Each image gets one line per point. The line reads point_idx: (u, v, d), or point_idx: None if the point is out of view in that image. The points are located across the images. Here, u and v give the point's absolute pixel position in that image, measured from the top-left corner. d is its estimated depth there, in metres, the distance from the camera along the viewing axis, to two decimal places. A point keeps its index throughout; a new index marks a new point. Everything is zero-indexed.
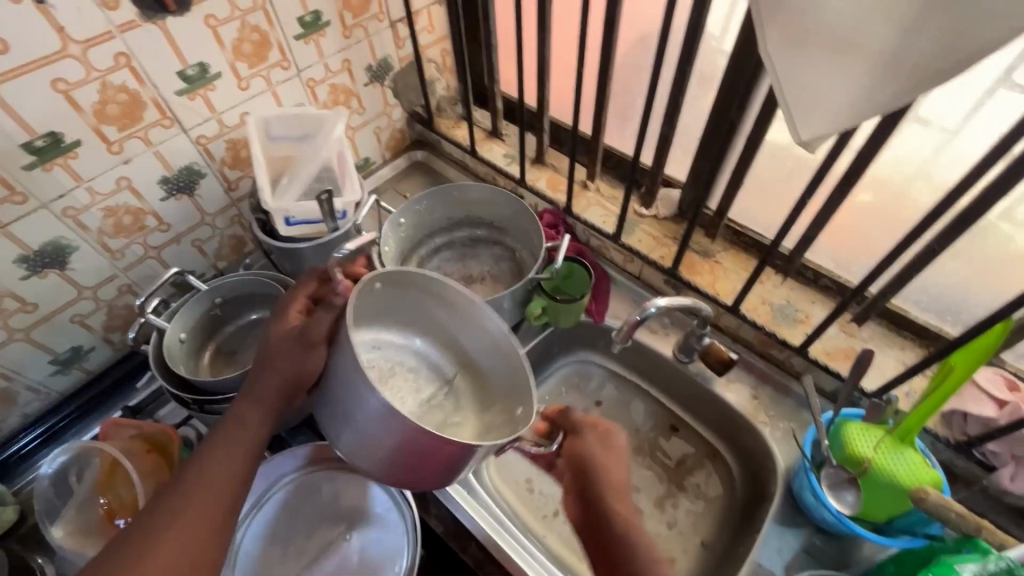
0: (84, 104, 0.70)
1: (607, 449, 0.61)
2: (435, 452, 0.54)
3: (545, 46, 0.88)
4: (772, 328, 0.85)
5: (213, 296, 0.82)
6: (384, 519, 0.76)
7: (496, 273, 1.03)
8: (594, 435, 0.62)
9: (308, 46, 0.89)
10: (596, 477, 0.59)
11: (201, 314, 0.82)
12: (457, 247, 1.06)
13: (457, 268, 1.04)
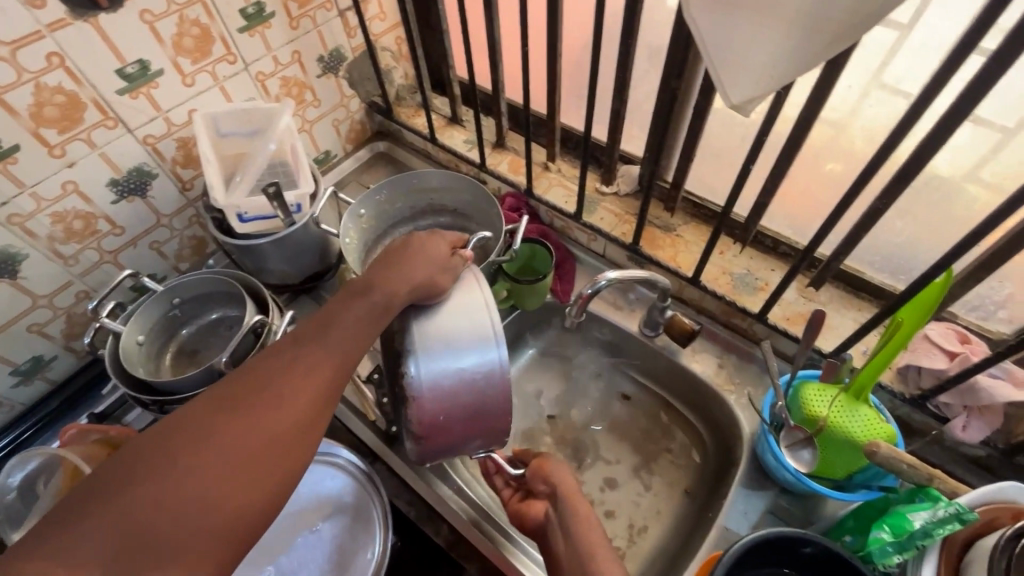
0: (19, 107, 0.69)
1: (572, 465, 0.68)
2: (488, 422, 0.62)
3: (494, 27, 0.88)
4: (732, 297, 0.86)
5: (170, 297, 0.81)
6: (370, 522, 0.75)
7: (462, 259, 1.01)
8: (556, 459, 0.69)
9: (254, 39, 0.88)
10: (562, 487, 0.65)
11: (159, 316, 0.82)
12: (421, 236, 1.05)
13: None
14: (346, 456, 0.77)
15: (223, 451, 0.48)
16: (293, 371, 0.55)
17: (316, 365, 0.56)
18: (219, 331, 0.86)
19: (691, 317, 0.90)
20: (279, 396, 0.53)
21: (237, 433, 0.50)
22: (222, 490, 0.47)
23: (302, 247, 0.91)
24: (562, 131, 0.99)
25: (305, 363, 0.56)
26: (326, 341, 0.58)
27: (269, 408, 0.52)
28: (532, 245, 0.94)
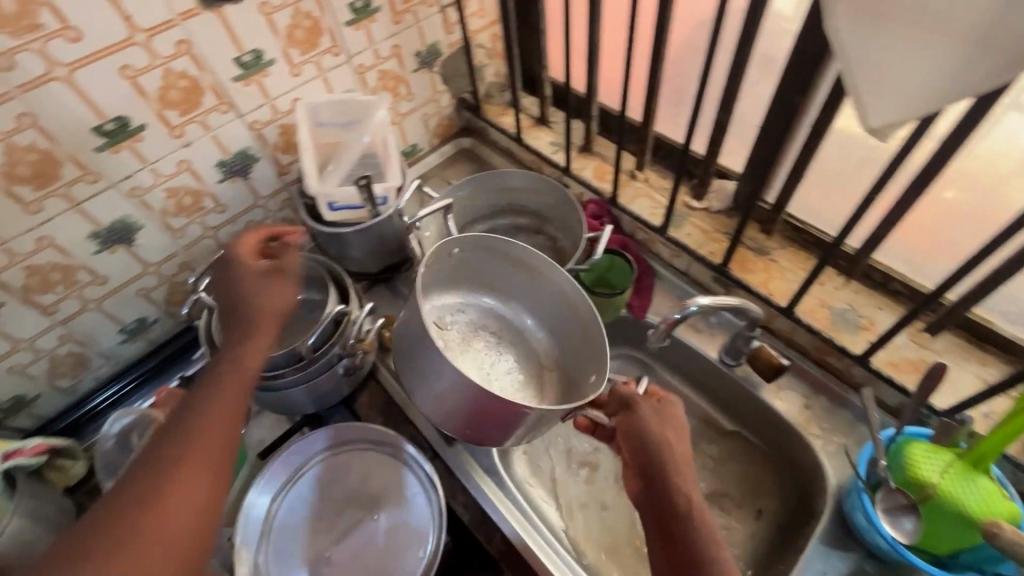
0: (148, 90, 0.74)
1: (660, 417, 0.63)
2: (496, 412, 0.66)
3: (595, 28, 0.85)
4: (829, 334, 0.78)
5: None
6: (413, 503, 0.77)
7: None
8: (664, 417, 0.63)
9: (358, 33, 0.90)
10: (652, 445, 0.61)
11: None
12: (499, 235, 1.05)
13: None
14: (408, 450, 0.79)
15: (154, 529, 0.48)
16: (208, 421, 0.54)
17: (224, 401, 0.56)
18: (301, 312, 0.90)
19: (781, 350, 0.83)
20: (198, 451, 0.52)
21: (159, 504, 0.49)
22: (176, 515, 0.49)
23: (385, 238, 0.92)
24: (655, 139, 0.95)
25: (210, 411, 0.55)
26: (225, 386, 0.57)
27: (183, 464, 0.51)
28: (612, 257, 0.90)
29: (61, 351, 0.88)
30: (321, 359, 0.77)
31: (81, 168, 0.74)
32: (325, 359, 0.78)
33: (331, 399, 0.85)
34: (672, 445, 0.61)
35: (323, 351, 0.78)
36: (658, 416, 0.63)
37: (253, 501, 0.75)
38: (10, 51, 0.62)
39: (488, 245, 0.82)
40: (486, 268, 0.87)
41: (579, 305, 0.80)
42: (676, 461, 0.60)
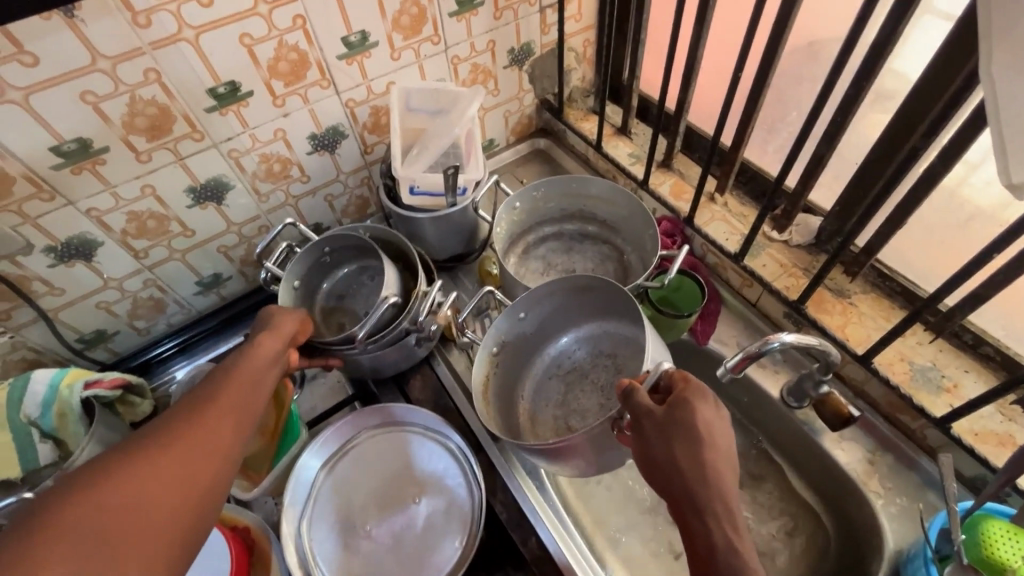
0: (261, 59, 0.77)
1: (666, 438, 0.53)
2: (569, 453, 0.66)
3: (699, 44, 0.83)
4: (908, 391, 0.74)
5: (323, 246, 0.87)
6: (454, 492, 0.78)
7: (600, 273, 1.00)
8: (679, 435, 0.53)
9: (459, 25, 0.92)
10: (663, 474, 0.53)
11: (313, 262, 0.88)
12: (564, 240, 1.04)
13: (562, 261, 1.02)
14: (457, 441, 0.79)
15: (108, 482, 0.45)
16: (187, 412, 0.53)
17: (224, 408, 0.55)
18: (361, 278, 0.93)
19: (849, 399, 0.79)
20: (191, 435, 0.51)
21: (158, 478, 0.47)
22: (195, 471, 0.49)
23: (459, 227, 0.94)
24: (741, 164, 0.93)
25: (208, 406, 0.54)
26: (202, 388, 0.57)
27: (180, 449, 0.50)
28: (682, 277, 0.89)
29: (143, 294, 0.93)
30: (391, 334, 0.78)
31: (190, 125, 0.78)
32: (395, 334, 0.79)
33: (397, 368, 0.87)
34: (685, 471, 0.52)
35: (392, 327, 0.78)
36: (666, 433, 0.54)
37: (305, 465, 0.78)
38: (149, 9, 0.66)
39: (537, 298, 0.82)
40: (553, 313, 0.86)
41: (620, 300, 0.79)
42: (699, 494, 0.50)
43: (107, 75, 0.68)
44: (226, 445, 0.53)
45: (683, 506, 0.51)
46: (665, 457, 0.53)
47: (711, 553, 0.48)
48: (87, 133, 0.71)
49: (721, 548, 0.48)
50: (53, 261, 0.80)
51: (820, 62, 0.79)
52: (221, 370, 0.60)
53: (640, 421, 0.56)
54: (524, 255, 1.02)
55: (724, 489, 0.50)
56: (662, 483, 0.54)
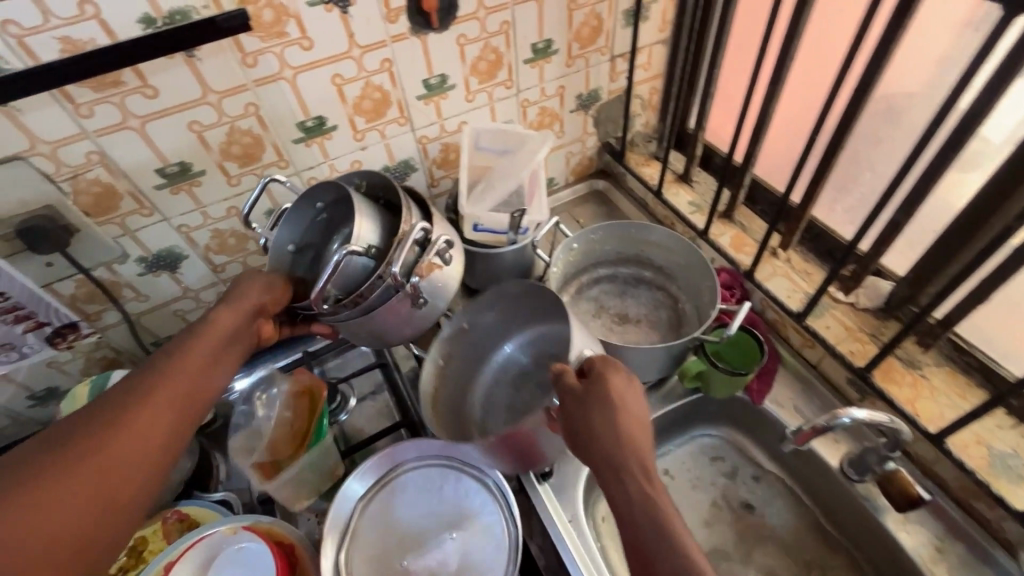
0: (348, 97, 0.83)
1: (584, 406, 0.57)
2: (527, 451, 0.72)
3: (773, 101, 0.83)
4: (984, 477, 0.70)
5: (310, 201, 0.74)
6: (490, 530, 0.76)
7: (653, 319, 0.99)
8: (591, 401, 0.57)
9: (533, 71, 0.95)
10: (585, 441, 0.56)
11: (308, 221, 0.76)
12: (618, 282, 1.03)
13: (616, 303, 1.01)
14: (496, 478, 0.79)
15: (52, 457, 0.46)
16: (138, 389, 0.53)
17: (177, 387, 0.55)
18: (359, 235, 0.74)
19: (917, 478, 0.75)
20: (145, 406, 0.52)
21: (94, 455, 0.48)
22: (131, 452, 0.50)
23: (517, 265, 0.96)
24: (808, 221, 0.92)
25: (161, 384, 0.54)
26: (156, 361, 0.57)
27: (130, 432, 0.50)
28: (741, 333, 0.86)
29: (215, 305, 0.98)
30: (372, 289, 0.68)
31: (278, 153, 0.84)
32: (377, 290, 0.69)
33: (404, 329, 0.77)
34: (604, 438, 0.55)
35: (371, 280, 0.68)
36: (584, 406, 0.57)
37: (348, 489, 0.79)
38: (257, 51, 0.72)
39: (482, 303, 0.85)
40: (504, 324, 0.89)
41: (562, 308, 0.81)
42: (617, 457, 0.53)
43: (213, 107, 0.74)
44: (175, 428, 0.54)
45: (603, 469, 0.54)
46: (585, 425, 0.56)
47: (630, 502, 0.51)
48: (188, 157, 0.77)
49: (637, 502, 0.50)
50: (143, 269, 0.87)
51: (900, 126, 0.77)
52: (177, 341, 0.60)
53: (564, 399, 0.60)
54: (577, 295, 1.02)
55: (638, 447, 0.54)
56: (587, 451, 0.56)
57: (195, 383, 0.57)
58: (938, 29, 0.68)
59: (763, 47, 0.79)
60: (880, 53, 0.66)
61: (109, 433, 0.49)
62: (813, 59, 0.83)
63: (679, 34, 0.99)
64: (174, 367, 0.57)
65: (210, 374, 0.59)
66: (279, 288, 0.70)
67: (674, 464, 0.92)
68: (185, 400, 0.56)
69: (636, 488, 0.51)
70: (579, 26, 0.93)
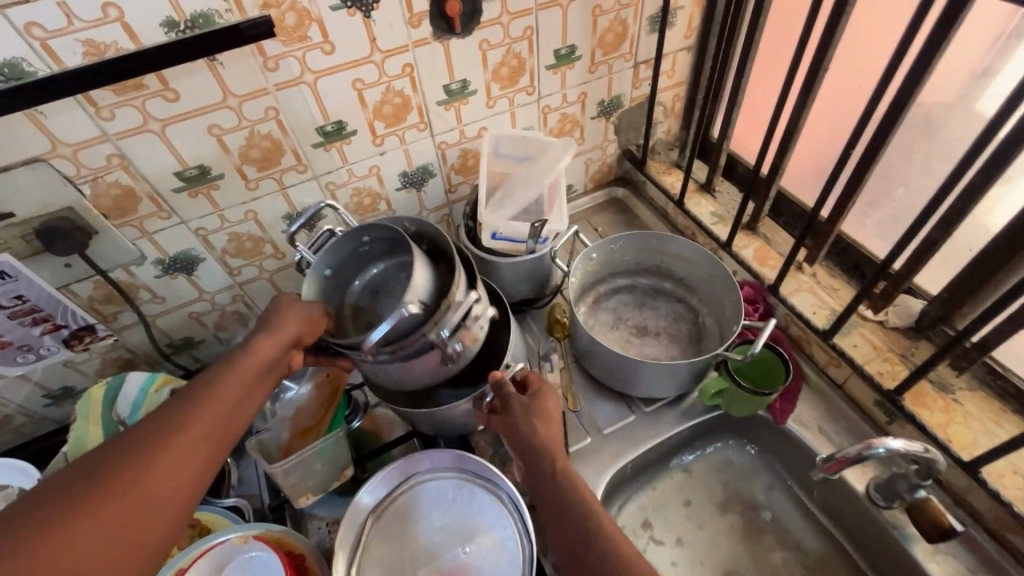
0: (369, 101, 0.82)
1: (528, 408, 0.69)
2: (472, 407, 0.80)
3: (803, 112, 0.80)
4: (1022, 510, 0.66)
5: (359, 235, 0.80)
6: (502, 546, 0.74)
7: (673, 331, 0.96)
8: (524, 411, 0.69)
9: (555, 76, 0.94)
10: (522, 439, 0.68)
11: (348, 250, 0.82)
12: (637, 293, 1.01)
13: (634, 315, 0.99)
14: (508, 492, 0.77)
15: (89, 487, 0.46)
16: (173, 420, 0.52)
17: (210, 420, 0.54)
18: (400, 274, 0.85)
19: (948, 507, 0.72)
20: (184, 434, 0.52)
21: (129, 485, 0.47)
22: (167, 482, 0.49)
23: (535, 274, 0.95)
24: (836, 236, 0.89)
25: (195, 416, 0.53)
26: (193, 389, 0.57)
27: (163, 466, 0.49)
28: (766, 350, 0.84)
29: (230, 308, 0.98)
30: (414, 344, 0.71)
31: (296, 157, 0.83)
32: (415, 343, 0.71)
33: (424, 382, 0.81)
34: (536, 444, 0.66)
35: (415, 336, 0.71)
36: (528, 410, 0.69)
37: (358, 503, 0.78)
38: (278, 55, 0.71)
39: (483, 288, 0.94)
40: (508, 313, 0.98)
41: None
42: (546, 460, 0.65)
43: (233, 111, 0.74)
44: (205, 463, 0.52)
45: (532, 461, 0.66)
46: (521, 432, 0.68)
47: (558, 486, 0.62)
48: (207, 160, 0.77)
49: (564, 488, 0.62)
50: (160, 272, 0.86)
51: (938, 140, 0.75)
52: (213, 368, 0.60)
53: (506, 403, 0.71)
54: (595, 305, 1.00)
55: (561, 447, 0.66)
56: (522, 456, 0.67)
57: (227, 417, 0.56)
58: (984, 41, 0.65)
59: (796, 57, 0.76)
60: (922, 65, 0.63)
61: (143, 467, 0.48)
62: (846, 70, 0.81)
63: (705, 40, 0.97)
64: (208, 399, 0.56)
65: (241, 407, 0.58)
66: (315, 325, 0.71)
67: (692, 482, 0.89)
68: (216, 434, 0.54)
69: (565, 486, 0.62)
70: (603, 32, 0.91)
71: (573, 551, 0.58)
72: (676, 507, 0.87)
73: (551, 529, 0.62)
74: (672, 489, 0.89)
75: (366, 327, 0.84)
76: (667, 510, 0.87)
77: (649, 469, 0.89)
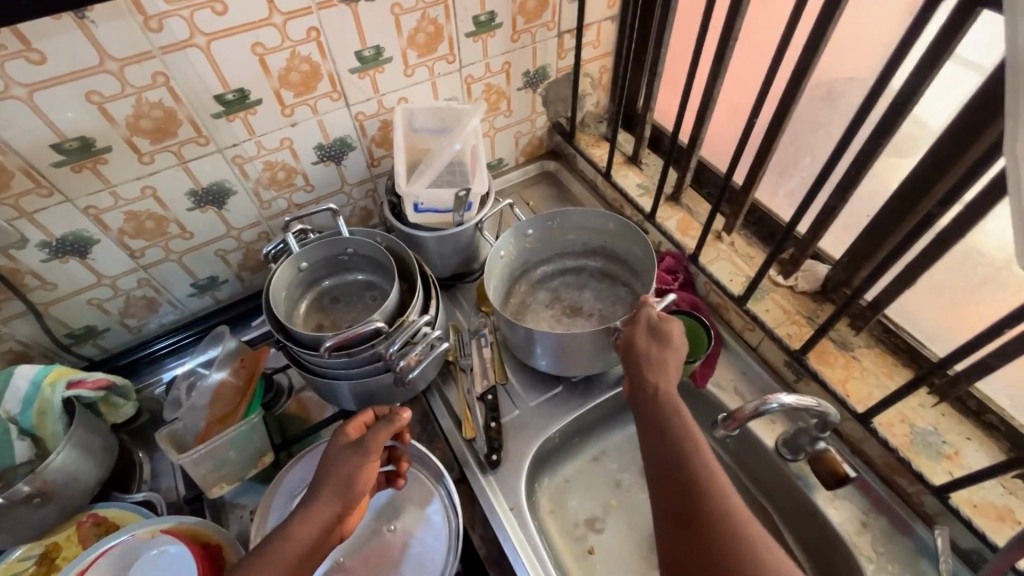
0: (272, 68, 0.76)
1: (657, 337, 0.68)
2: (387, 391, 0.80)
3: (717, 81, 0.81)
4: (907, 455, 0.72)
5: (347, 245, 0.84)
6: (429, 519, 0.75)
7: (608, 314, 0.95)
8: (646, 333, 0.69)
9: (476, 45, 0.91)
10: (638, 356, 0.67)
11: (330, 255, 0.85)
12: (583, 275, 1.00)
13: (572, 294, 0.98)
14: (433, 465, 0.78)
15: None
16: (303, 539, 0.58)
17: (314, 555, 0.58)
18: (364, 294, 0.88)
19: (845, 456, 0.77)
20: None
21: None
22: None
23: (458, 248, 0.94)
24: (751, 205, 0.92)
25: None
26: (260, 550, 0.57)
27: None
28: (693, 323, 0.85)
29: (136, 293, 0.91)
30: (363, 354, 0.73)
31: (196, 129, 0.77)
32: (367, 356, 0.74)
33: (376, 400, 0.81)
34: (649, 364, 0.66)
35: (366, 347, 0.73)
36: (656, 334, 0.68)
37: (277, 489, 0.76)
38: (161, 14, 0.65)
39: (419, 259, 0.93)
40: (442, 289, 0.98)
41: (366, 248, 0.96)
42: (652, 383, 0.64)
43: (115, 77, 0.67)
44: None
45: (640, 376, 0.66)
46: (639, 352, 0.67)
47: (658, 397, 0.62)
48: (90, 131, 0.70)
49: (666, 403, 0.62)
50: (47, 255, 0.79)
51: (838, 110, 0.78)
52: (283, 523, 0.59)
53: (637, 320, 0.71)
54: (536, 283, 1.00)
55: (670, 373, 0.65)
56: (630, 371, 0.67)
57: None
58: (874, 12, 0.68)
59: (707, 26, 0.77)
60: (818, 34, 0.65)
61: None
62: (755, 44, 0.84)
63: (626, 10, 0.97)
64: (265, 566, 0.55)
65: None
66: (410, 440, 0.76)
67: (619, 448, 0.92)
68: None
69: (673, 409, 0.61)
70: None
71: (670, 482, 0.56)
72: (604, 472, 0.89)
73: (647, 446, 0.60)
74: (600, 455, 0.91)
75: (316, 327, 0.86)
76: (594, 477, 0.89)
77: (578, 439, 0.91)
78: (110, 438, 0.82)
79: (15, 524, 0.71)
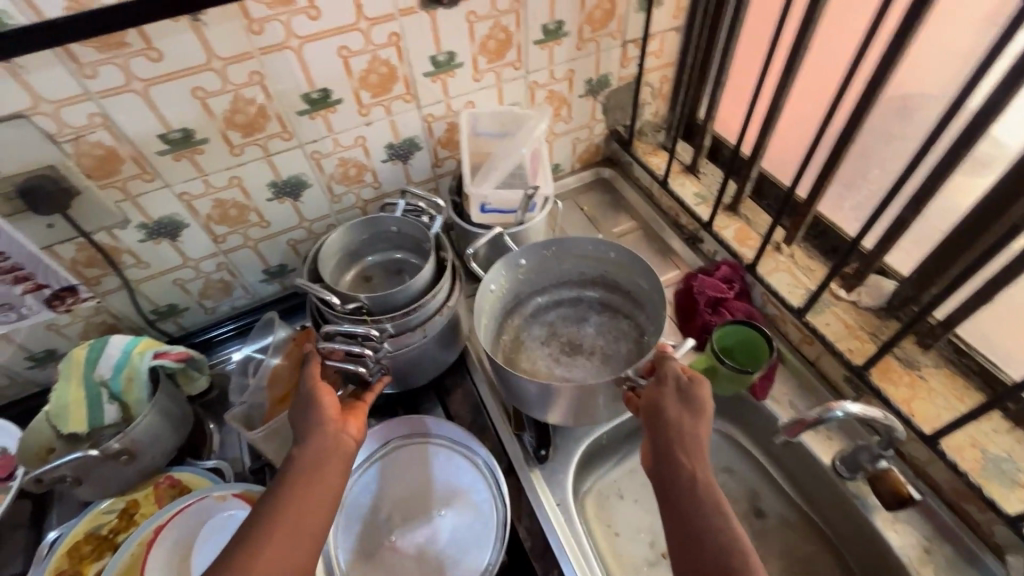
0: (354, 70, 0.82)
1: (691, 411, 0.63)
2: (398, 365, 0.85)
3: (784, 91, 0.81)
4: (978, 480, 0.69)
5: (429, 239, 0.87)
6: (478, 507, 0.77)
7: (610, 350, 0.93)
8: (675, 399, 0.64)
9: (543, 52, 0.94)
10: (668, 426, 0.62)
11: (416, 236, 0.89)
12: (581, 305, 0.99)
13: (571, 329, 0.96)
14: (483, 456, 0.80)
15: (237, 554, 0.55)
16: (315, 458, 0.62)
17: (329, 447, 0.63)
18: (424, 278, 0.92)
19: (908, 478, 0.75)
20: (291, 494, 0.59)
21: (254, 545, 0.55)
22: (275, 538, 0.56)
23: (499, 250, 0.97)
24: (814, 217, 0.91)
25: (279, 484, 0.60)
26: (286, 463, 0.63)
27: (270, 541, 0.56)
28: (752, 330, 0.83)
29: (215, 276, 0.98)
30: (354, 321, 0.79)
31: (282, 125, 0.83)
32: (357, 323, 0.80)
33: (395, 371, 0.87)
34: (682, 443, 0.61)
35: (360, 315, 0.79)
36: (685, 400, 0.64)
37: None
38: (264, 18, 0.71)
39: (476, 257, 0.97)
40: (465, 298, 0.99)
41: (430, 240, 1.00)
42: (688, 471, 0.59)
43: (218, 74, 0.74)
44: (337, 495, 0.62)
45: (669, 449, 0.61)
46: (666, 420, 0.63)
47: (694, 486, 0.58)
48: (192, 124, 0.77)
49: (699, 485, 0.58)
50: (144, 236, 0.87)
51: (912, 123, 0.76)
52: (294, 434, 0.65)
53: (664, 380, 0.66)
54: (533, 314, 0.98)
55: (701, 449, 0.61)
56: (657, 440, 0.63)
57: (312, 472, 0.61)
58: (955, 23, 0.67)
59: (777, 36, 0.77)
60: (897, 43, 0.64)
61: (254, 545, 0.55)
62: (826, 54, 0.83)
63: (692, 21, 0.98)
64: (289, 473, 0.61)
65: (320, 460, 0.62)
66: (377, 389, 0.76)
67: None
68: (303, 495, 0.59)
69: (708, 495, 0.57)
70: (591, 8, 0.92)
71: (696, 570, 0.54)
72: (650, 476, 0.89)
73: (673, 525, 0.58)
74: None
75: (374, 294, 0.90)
76: (639, 482, 0.89)
77: (624, 441, 0.91)
78: (185, 408, 0.88)
79: (104, 477, 0.78)
